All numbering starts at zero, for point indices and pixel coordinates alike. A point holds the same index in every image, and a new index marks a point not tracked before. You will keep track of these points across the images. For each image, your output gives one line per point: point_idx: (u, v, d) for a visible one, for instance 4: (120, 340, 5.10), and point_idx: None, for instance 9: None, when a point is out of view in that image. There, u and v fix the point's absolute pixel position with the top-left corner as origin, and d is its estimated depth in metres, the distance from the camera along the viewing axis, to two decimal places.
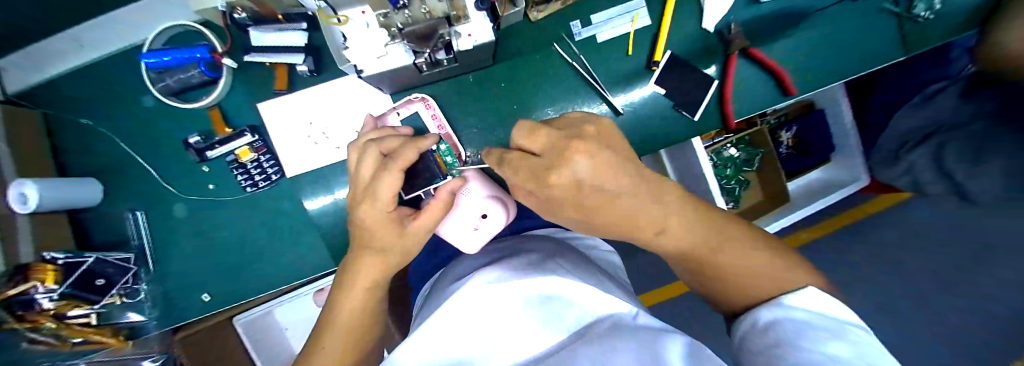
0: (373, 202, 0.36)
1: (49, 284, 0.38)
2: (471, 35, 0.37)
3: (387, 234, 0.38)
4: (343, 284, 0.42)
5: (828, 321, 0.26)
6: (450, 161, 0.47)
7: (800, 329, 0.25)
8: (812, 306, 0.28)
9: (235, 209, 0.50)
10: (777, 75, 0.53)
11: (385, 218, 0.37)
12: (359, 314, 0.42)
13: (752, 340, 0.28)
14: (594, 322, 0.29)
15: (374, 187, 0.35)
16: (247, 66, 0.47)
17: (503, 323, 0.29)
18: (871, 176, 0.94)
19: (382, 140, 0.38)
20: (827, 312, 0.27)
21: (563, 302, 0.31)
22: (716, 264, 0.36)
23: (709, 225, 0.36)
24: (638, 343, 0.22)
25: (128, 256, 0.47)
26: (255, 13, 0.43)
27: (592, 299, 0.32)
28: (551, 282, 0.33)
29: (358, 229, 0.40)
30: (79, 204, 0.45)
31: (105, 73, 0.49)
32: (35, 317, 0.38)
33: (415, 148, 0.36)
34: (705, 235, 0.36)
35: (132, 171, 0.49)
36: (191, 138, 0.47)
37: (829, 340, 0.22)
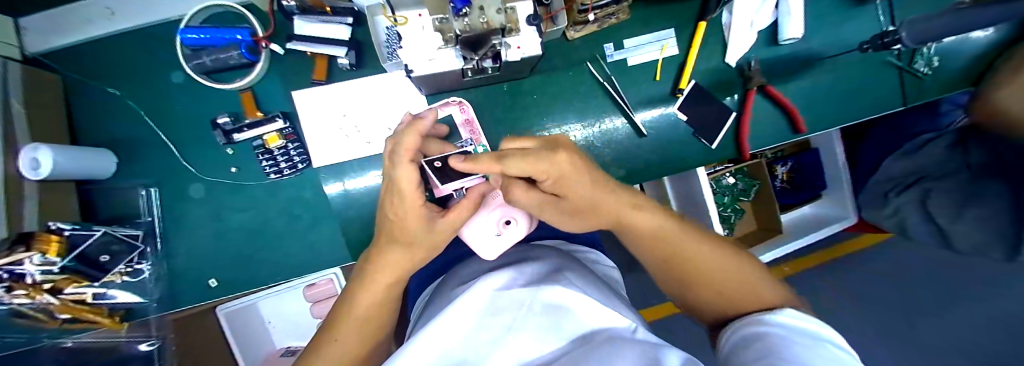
0: (395, 195, 0.34)
1: (52, 257, 0.36)
2: (520, 47, 0.39)
3: (411, 228, 0.36)
4: (366, 278, 0.40)
5: (806, 338, 0.24)
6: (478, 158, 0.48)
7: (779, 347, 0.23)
8: (791, 324, 0.26)
9: (255, 194, 0.49)
10: (789, 113, 0.56)
11: (407, 214, 0.35)
12: (372, 312, 0.41)
13: (739, 354, 0.26)
14: (591, 334, 0.28)
15: (394, 178, 0.33)
16: (288, 53, 0.47)
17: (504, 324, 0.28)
18: (858, 214, 0.99)
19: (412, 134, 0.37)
20: (806, 329, 0.26)
21: (565, 306, 0.31)
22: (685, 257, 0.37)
23: (678, 222, 0.38)
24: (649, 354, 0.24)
25: (136, 233, 0.46)
26: (304, 3, 0.44)
27: (591, 312, 0.31)
28: (555, 292, 0.32)
29: (382, 223, 0.40)
30: (91, 175, 0.43)
31: (133, 43, 0.47)
32: (28, 289, 0.36)
33: (413, 132, 0.33)
34: (668, 223, 0.37)
35: (151, 147, 0.48)
36: (220, 118, 0.46)
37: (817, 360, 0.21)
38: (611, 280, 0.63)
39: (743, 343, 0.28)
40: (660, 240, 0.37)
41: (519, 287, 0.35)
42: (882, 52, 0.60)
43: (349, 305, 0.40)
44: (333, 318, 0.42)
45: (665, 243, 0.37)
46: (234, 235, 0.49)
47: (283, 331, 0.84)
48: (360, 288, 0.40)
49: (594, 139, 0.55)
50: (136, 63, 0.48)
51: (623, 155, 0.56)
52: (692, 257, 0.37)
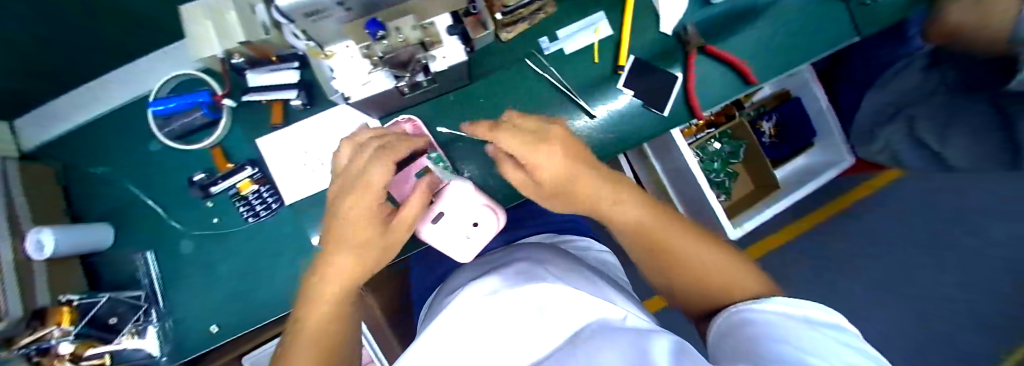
0: (358, 188, 0.37)
1: (65, 325, 0.40)
2: (445, 57, 0.41)
3: (360, 228, 0.38)
4: (313, 290, 0.41)
5: (803, 323, 0.25)
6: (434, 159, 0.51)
7: (775, 333, 0.23)
8: (786, 310, 0.28)
9: (239, 240, 0.52)
10: (734, 65, 0.57)
11: (369, 212, 0.37)
12: (329, 319, 0.41)
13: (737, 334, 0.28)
14: (583, 327, 0.32)
15: (365, 171, 0.36)
16: (247, 104, 0.51)
17: (508, 330, 0.33)
18: (854, 154, 1.00)
19: (382, 137, 0.41)
20: (804, 314, 0.27)
21: (560, 304, 0.36)
22: (674, 255, 0.41)
23: (663, 218, 0.42)
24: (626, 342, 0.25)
25: (138, 294, 0.50)
26: (251, 57, 0.47)
27: (575, 302, 0.36)
28: (542, 290, 0.37)
29: (328, 223, 0.41)
30: (91, 248, 0.47)
31: (113, 124, 0.52)
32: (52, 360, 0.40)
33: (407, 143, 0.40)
34: (648, 218, 0.41)
35: (143, 213, 0.52)
36: (196, 176, 0.50)
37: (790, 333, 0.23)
38: (605, 263, 0.65)
39: (735, 328, 0.29)
40: (641, 231, 0.42)
41: (507, 286, 0.40)
42: None
43: (310, 311, 0.40)
44: (292, 329, 0.41)
45: (656, 239, 0.41)
46: (228, 282, 0.52)
47: None
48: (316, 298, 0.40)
49: None
50: (117, 140, 0.52)
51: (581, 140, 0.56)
52: (674, 250, 0.41)
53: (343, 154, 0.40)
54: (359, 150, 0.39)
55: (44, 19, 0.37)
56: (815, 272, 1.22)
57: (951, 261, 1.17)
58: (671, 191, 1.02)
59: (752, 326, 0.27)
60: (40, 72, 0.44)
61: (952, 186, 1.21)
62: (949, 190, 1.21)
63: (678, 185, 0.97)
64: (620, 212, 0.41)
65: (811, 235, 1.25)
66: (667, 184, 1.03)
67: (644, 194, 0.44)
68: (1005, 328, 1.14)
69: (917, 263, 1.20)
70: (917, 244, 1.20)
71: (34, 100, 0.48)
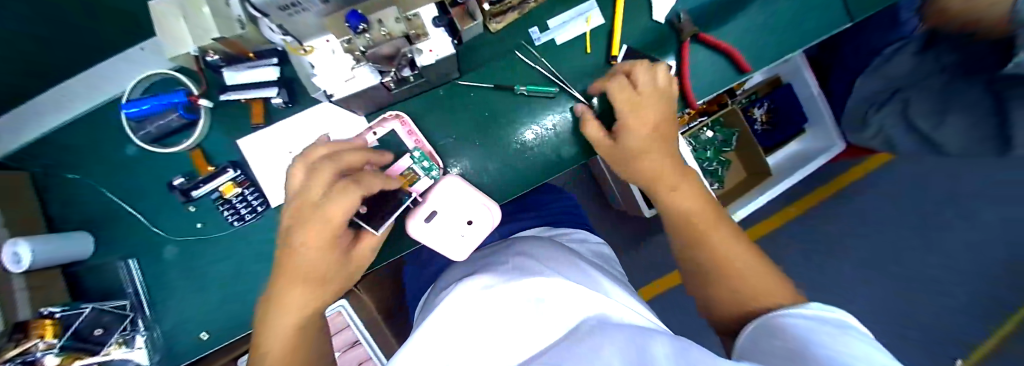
0: (318, 221, 0.36)
1: (50, 338, 0.39)
2: (431, 50, 0.39)
3: (323, 255, 0.39)
4: (274, 315, 0.41)
5: (837, 326, 0.28)
6: (427, 167, 0.50)
7: (814, 336, 0.27)
8: (819, 314, 0.31)
9: (224, 245, 0.51)
10: (728, 54, 0.56)
11: (327, 243, 0.38)
12: (292, 329, 0.41)
13: (767, 340, 0.32)
14: (582, 320, 0.31)
15: (326, 204, 0.35)
16: (225, 104, 0.49)
17: (506, 325, 0.33)
18: (845, 140, 0.99)
19: (339, 157, 0.39)
20: (834, 317, 0.30)
21: (559, 299, 0.36)
22: (711, 242, 0.47)
23: (712, 215, 0.50)
24: (626, 340, 0.23)
25: (124, 304, 0.48)
26: (227, 54, 0.44)
27: (572, 296, 0.36)
28: (539, 284, 0.38)
29: (284, 245, 0.40)
30: (71, 258, 0.46)
31: (85, 128, 0.49)
32: None
33: (359, 155, 0.41)
34: (698, 209, 0.50)
35: (121, 220, 0.50)
36: (175, 180, 0.48)
37: (814, 335, 0.27)
38: (601, 255, 0.64)
39: (773, 331, 0.33)
40: (688, 218, 0.50)
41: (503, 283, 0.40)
42: None
43: (280, 314, 0.41)
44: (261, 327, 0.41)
45: (693, 221, 0.49)
46: (215, 287, 0.51)
47: None
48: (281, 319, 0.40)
49: (544, 125, 0.54)
50: (91, 144, 0.50)
51: (575, 133, 0.55)
52: (710, 240, 0.47)
53: (298, 172, 0.39)
54: (317, 172, 0.37)
55: (30, 27, 0.37)
56: (803, 255, 1.25)
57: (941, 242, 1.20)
58: None
59: (790, 330, 0.30)
60: (37, 73, 0.44)
61: (942, 169, 1.22)
62: (940, 174, 1.22)
63: None
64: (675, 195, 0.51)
65: (801, 220, 1.28)
66: None
67: (705, 192, 0.52)
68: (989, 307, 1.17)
69: (905, 245, 1.22)
70: (905, 227, 1.22)
71: (23, 94, 0.46)
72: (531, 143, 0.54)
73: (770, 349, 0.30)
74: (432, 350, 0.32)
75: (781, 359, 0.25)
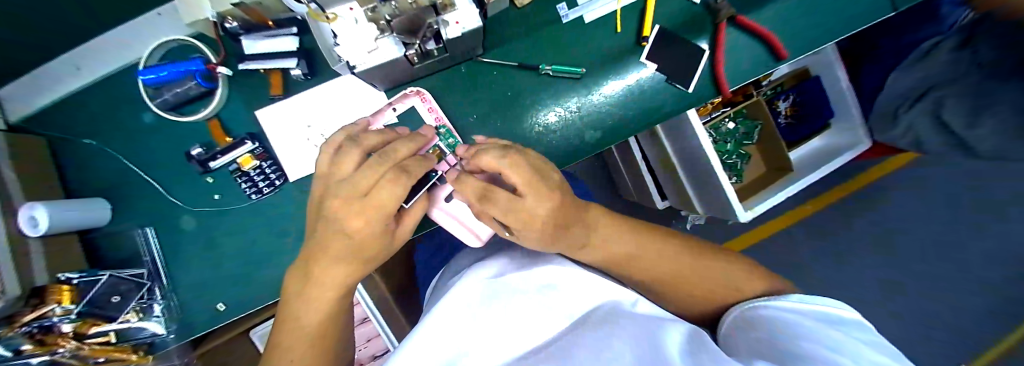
0: (365, 209, 0.35)
1: (67, 304, 0.39)
2: (458, 22, 0.37)
3: (373, 241, 0.38)
4: (298, 300, 0.40)
5: (822, 321, 0.32)
6: (452, 144, 0.50)
7: (801, 328, 0.31)
8: (800, 306, 0.35)
9: (241, 217, 0.50)
10: (766, 38, 0.53)
11: (381, 228, 0.37)
12: (331, 305, 0.41)
13: (751, 323, 0.37)
14: (593, 310, 0.36)
15: (375, 191, 0.34)
16: (243, 73, 0.48)
17: (519, 309, 0.34)
18: (872, 137, 0.95)
19: (393, 147, 0.38)
20: (820, 310, 0.34)
21: (569, 286, 0.38)
22: (676, 280, 0.44)
23: (647, 243, 0.45)
24: (639, 330, 0.29)
25: (141, 272, 0.48)
26: (245, 22, 0.43)
27: (582, 284, 0.39)
28: (550, 271, 0.40)
29: (321, 231, 0.38)
30: (89, 224, 0.46)
31: (102, 94, 0.49)
32: (55, 340, 0.38)
33: (410, 144, 0.39)
34: (627, 245, 0.44)
35: (137, 189, 0.50)
36: (193, 150, 0.47)
37: (801, 322, 0.32)
38: None
39: (757, 318, 0.37)
40: (635, 260, 0.44)
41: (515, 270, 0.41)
42: None
43: (312, 303, 0.40)
44: (289, 318, 0.40)
45: (625, 261, 0.44)
46: (229, 259, 0.51)
47: None
48: (306, 298, 0.39)
49: (566, 107, 0.52)
50: (107, 111, 0.49)
51: (600, 117, 0.53)
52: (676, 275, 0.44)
53: (349, 160, 0.37)
54: (371, 164, 0.36)
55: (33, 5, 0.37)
56: (818, 254, 1.22)
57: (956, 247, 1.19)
58: (681, 171, 1.00)
59: (775, 320, 0.34)
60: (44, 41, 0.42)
61: (960, 170, 1.20)
62: (956, 174, 1.21)
63: (688, 166, 0.94)
64: (599, 239, 0.43)
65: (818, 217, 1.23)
66: (677, 164, 1.00)
67: (615, 219, 0.46)
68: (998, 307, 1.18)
69: (919, 246, 1.21)
70: (922, 229, 1.21)
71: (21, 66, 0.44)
72: (554, 124, 0.53)
73: (753, 332, 0.35)
74: (446, 334, 0.32)
75: (767, 350, 0.29)
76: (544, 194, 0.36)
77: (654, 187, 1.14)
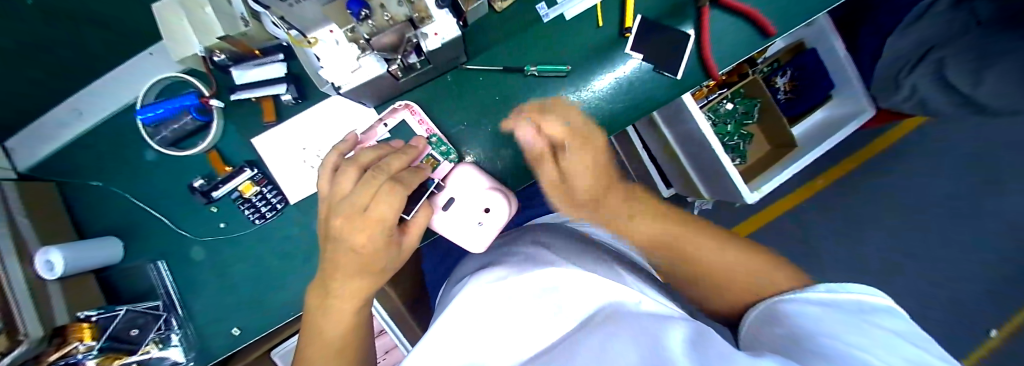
0: (363, 226, 0.35)
1: (88, 341, 0.40)
2: (437, 34, 0.37)
3: (380, 254, 0.37)
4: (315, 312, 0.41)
5: (848, 312, 0.28)
6: (444, 152, 0.50)
7: (818, 324, 0.27)
8: (826, 298, 0.31)
9: (248, 243, 0.51)
10: (751, 16, 0.52)
11: (384, 240, 0.37)
12: (350, 315, 0.41)
13: (769, 320, 0.34)
14: (596, 312, 0.33)
15: (372, 207, 0.34)
16: (236, 103, 0.49)
17: (518, 313, 0.34)
18: (875, 105, 0.93)
19: (386, 160, 0.39)
20: (849, 300, 0.30)
21: (571, 287, 0.37)
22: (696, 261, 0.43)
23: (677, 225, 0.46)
24: (645, 332, 0.26)
25: (156, 304, 0.49)
26: (233, 53, 0.45)
27: (585, 282, 0.38)
28: (553, 273, 0.40)
29: (330, 249, 0.38)
30: (103, 262, 0.47)
31: (101, 136, 0.50)
32: None
33: (403, 157, 0.40)
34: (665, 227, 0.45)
35: (146, 224, 0.51)
36: (195, 182, 0.48)
37: (822, 317, 0.28)
38: None
39: (780, 312, 0.33)
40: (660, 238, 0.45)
41: (517, 272, 0.42)
42: None
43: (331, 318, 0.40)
44: (313, 330, 0.40)
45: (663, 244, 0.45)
46: (240, 285, 0.52)
47: None
48: (325, 311, 0.40)
49: (570, 95, 0.54)
50: (108, 152, 0.50)
51: (590, 112, 0.53)
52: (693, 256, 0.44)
53: (347, 179, 0.37)
54: (366, 180, 0.36)
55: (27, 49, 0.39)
56: (832, 229, 1.20)
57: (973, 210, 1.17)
58: (682, 157, 0.99)
59: (791, 315, 0.31)
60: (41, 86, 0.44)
61: (974, 129, 1.17)
62: (970, 134, 1.17)
63: (689, 151, 0.93)
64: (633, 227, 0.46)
65: (827, 190, 1.20)
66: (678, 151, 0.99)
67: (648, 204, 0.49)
68: (998, 286, 1.16)
69: (935, 211, 1.18)
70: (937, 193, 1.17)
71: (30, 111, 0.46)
72: None
73: (770, 332, 0.32)
74: (451, 340, 0.33)
75: (783, 350, 0.25)
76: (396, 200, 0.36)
77: (657, 175, 1.14)
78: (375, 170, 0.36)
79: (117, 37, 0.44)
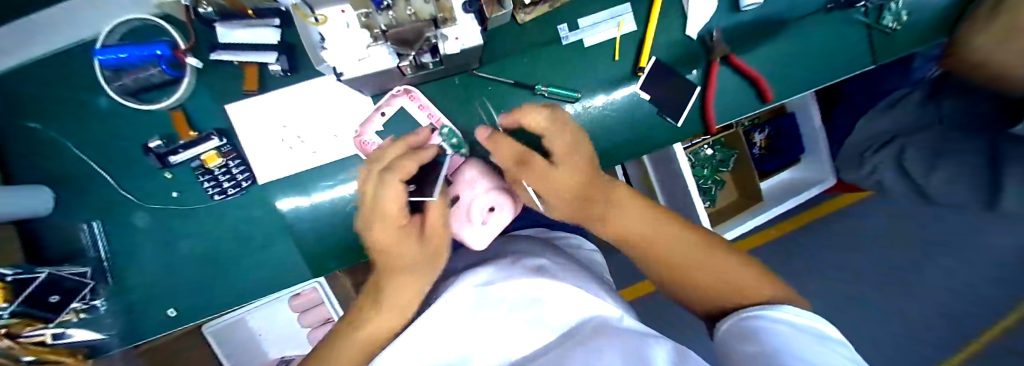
0: (379, 219, 0.37)
1: (0, 303, 0.31)
2: (458, 38, 0.35)
3: (405, 241, 0.39)
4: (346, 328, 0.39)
5: (815, 337, 0.29)
6: (455, 144, 0.48)
7: (787, 346, 0.27)
8: (795, 320, 0.31)
9: (203, 218, 0.46)
10: (754, 81, 0.54)
11: (398, 230, 0.38)
12: (400, 313, 0.39)
13: (732, 334, 0.34)
14: (580, 325, 0.36)
15: (377, 201, 0.35)
16: (216, 66, 0.44)
17: (505, 329, 0.35)
18: (836, 176, 1.02)
19: (393, 149, 0.38)
20: (814, 328, 0.30)
21: (556, 300, 0.39)
22: (683, 267, 0.42)
23: (664, 218, 0.45)
24: (631, 352, 0.30)
25: (85, 270, 0.42)
26: (222, 8, 0.40)
27: (567, 296, 0.40)
28: (538, 285, 0.40)
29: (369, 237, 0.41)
30: (26, 215, 0.39)
31: (48, 68, 0.42)
32: None
33: (409, 142, 0.39)
34: (649, 220, 0.44)
35: (88, 179, 0.44)
36: (151, 142, 0.43)
37: (785, 339, 0.28)
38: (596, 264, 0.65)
39: (745, 325, 0.33)
40: (650, 242, 0.43)
41: (504, 278, 0.41)
42: (848, 12, 0.55)
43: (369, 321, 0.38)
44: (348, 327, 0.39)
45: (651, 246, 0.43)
46: (187, 263, 0.46)
47: (276, 342, 0.85)
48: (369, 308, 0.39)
49: (564, 111, 0.52)
50: (48, 87, 0.43)
51: (589, 138, 0.53)
52: (682, 263, 0.42)
53: (366, 176, 0.39)
54: (369, 176, 0.37)
55: None
56: None
57: None
58: (659, 192, 1.02)
59: (760, 333, 0.30)
60: None
61: None
62: None
63: (666, 187, 0.97)
64: (620, 218, 0.44)
65: None
66: (656, 185, 1.02)
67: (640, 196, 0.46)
68: None
69: None
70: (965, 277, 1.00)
71: None
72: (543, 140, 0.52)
73: (737, 347, 0.31)
74: (433, 341, 0.35)
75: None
76: (390, 186, 0.34)
77: None
78: (378, 165, 0.37)
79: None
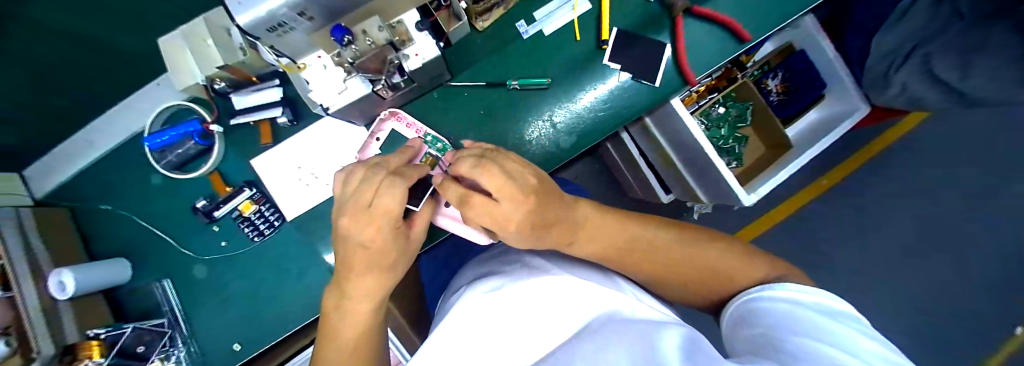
0: (373, 218, 0.36)
1: (97, 358, 0.42)
2: (418, 54, 0.40)
3: (391, 248, 0.39)
4: (332, 320, 0.40)
5: (819, 311, 0.27)
6: (441, 148, 0.52)
7: (786, 320, 0.26)
8: (798, 296, 0.31)
9: (245, 259, 0.53)
10: (726, 24, 0.54)
11: (395, 230, 0.38)
12: (367, 316, 0.41)
13: (741, 321, 0.33)
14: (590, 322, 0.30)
15: (378, 202, 0.35)
16: (236, 129, 0.52)
17: (506, 338, 0.30)
18: (869, 101, 0.93)
19: (386, 159, 0.41)
20: (815, 303, 0.29)
21: (563, 296, 0.34)
22: (672, 265, 0.43)
23: (640, 228, 0.45)
24: (635, 340, 0.21)
25: (161, 321, 0.51)
26: (232, 81, 0.48)
27: (577, 291, 0.35)
28: (546, 283, 0.35)
29: (342, 247, 0.39)
30: (110, 284, 0.48)
31: (113, 163, 0.53)
32: None
33: (405, 154, 0.43)
34: (623, 234, 0.44)
35: (154, 246, 0.53)
36: (198, 203, 0.51)
37: (786, 315, 0.28)
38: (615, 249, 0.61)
39: (749, 316, 0.33)
40: (630, 249, 0.43)
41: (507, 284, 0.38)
42: None
43: (341, 320, 0.40)
44: (327, 338, 0.40)
45: (624, 252, 0.43)
46: (243, 300, 0.54)
47: None
48: (341, 318, 0.40)
49: (535, 119, 0.55)
50: (118, 177, 0.53)
51: (572, 123, 0.55)
52: (672, 260, 0.43)
53: (353, 178, 0.38)
54: (368, 175, 0.37)
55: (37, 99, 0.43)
56: (839, 232, 1.17)
57: (997, 208, 1.13)
58: (677, 162, 0.99)
59: (766, 313, 0.30)
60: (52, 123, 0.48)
61: (982, 124, 1.15)
62: (977, 129, 1.15)
63: (683, 155, 0.94)
64: (591, 235, 0.43)
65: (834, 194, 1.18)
66: (674, 156, 0.99)
67: (609, 206, 0.47)
68: None
69: (946, 204, 1.14)
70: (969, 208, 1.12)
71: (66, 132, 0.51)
72: (526, 138, 0.55)
73: (748, 330, 0.29)
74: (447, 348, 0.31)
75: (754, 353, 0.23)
76: (398, 186, 0.36)
77: (658, 184, 1.14)
78: (361, 170, 0.38)
79: (120, 70, 0.47)
